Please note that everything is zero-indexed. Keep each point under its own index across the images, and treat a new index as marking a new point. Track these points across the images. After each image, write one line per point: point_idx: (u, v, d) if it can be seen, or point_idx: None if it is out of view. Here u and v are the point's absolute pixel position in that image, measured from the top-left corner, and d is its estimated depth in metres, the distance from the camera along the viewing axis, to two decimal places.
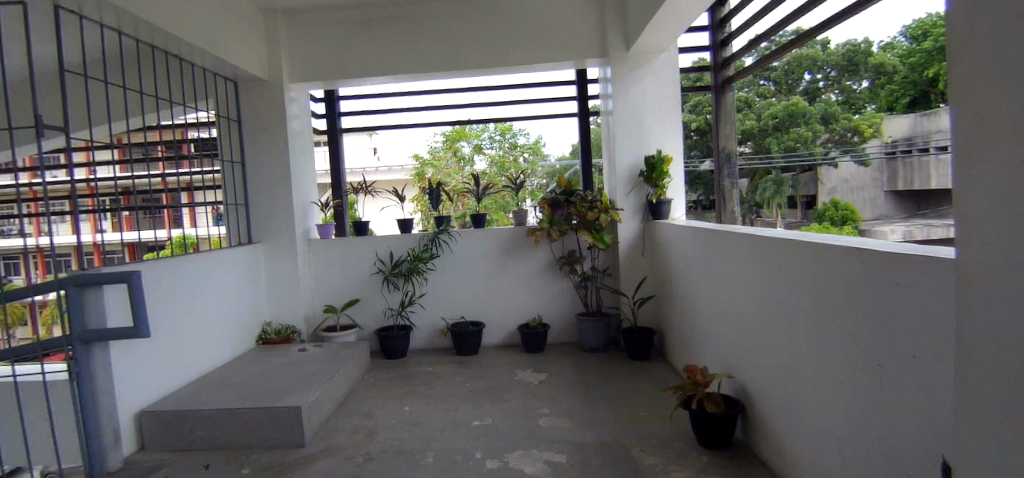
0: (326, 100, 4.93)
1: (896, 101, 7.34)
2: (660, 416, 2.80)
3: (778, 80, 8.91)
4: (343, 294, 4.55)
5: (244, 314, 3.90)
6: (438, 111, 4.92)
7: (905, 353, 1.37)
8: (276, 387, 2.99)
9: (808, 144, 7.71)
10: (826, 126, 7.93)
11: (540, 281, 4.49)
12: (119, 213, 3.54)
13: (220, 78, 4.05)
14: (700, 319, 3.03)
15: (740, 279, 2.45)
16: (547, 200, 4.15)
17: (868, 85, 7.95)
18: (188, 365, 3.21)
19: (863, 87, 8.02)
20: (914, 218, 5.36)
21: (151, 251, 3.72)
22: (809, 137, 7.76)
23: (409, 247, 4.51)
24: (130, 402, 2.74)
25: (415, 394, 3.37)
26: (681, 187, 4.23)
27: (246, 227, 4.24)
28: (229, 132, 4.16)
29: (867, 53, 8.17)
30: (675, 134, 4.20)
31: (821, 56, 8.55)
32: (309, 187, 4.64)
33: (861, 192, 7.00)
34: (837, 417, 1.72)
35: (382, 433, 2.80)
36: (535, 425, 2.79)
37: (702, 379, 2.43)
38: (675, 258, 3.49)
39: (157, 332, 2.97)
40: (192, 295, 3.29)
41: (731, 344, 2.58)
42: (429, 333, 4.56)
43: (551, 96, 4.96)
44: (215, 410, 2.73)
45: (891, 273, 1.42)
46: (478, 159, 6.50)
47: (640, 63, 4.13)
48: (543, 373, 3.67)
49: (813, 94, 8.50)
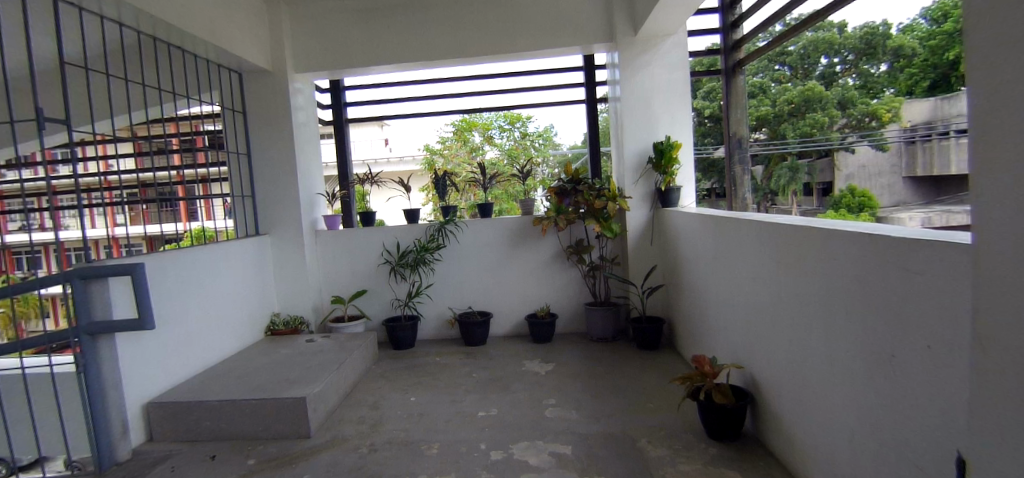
0: (332, 91, 4.89)
1: (915, 85, 7.19)
2: (668, 407, 2.75)
3: (794, 65, 8.81)
4: (351, 285, 4.56)
5: (252, 306, 3.93)
6: (445, 100, 4.88)
7: (919, 343, 1.31)
8: (282, 378, 3.00)
9: (825, 131, 7.61)
10: (843, 112, 7.78)
11: (548, 271, 4.44)
12: (136, 206, 3.54)
13: (224, 69, 4.04)
14: (709, 309, 2.98)
15: (751, 267, 2.38)
16: (553, 189, 4.09)
17: (887, 68, 7.73)
18: (197, 356, 3.24)
19: (882, 71, 7.80)
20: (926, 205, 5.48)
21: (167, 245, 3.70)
22: (825, 123, 7.66)
23: (415, 238, 4.48)
24: (138, 394, 2.77)
25: (421, 385, 3.36)
26: (690, 173, 4.12)
27: (253, 219, 4.25)
28: (235, 124, 4.15)
29: (886, 36, 7.93)
30: (686, 120, 4.08)
31: (838, 40, 8.44)
32: (315, 177, 4.62)
33: (878, 179, 6.74)
34: (848, 409, 1.67)
35: (387, 424, 2.80)
36: (540, 416, 2.77)
37: (710, 369, 2.38)
38: (685, 246, 3.42)
39: (165, 324, 2.99)
40: (198, 286, 3.29)
41: (740, 333, 2.53)
42: (437, 323, 4.54)
43: (558, 82, 4.87)
44: (221, 401, 2.75)
45: (906, 259, 1.35)
46: (487, 149, 6.45)
47: (648, 47, 4.03)
48: (551, 364, 3.64)
49: (830, 79, 8.38)
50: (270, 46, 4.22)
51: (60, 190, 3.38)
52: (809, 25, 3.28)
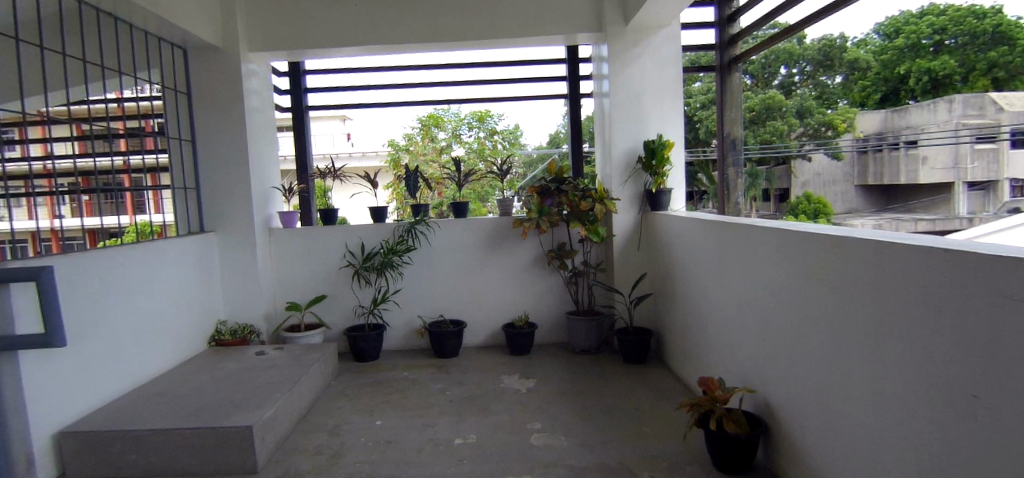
0: (292, 74, 4.46)
1: (868, 97, 7.96)
2: (670, 433, 2.51)
3: (755, 74, 8.40)
4: (308, 290, 4.11)
5: (194, 312, 3.44)
6: (417, 89, 4.51)
7: (1019, 386, 1.06)
8: (226, 399, 2.56)
9: (784, 138, 7.49)
10: (800, 119, 7.67)
11: (526, 277, 4.14)
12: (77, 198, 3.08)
13: (165, 43, 3.52)
14: (713, 323, 2.76)
15: (776, 279, 2.15)
16: (535, 188, 3.81)
17: (842, 80, 8.27)
18: (127, 371, 2.71)
19: (837, 82, 8.28)
20: (888, 219, 6.34)
21: (113, 241, 3.09)
22: (785, 130, 7.50)
23: (382, 239, 4.09)
24: (48, 420, 2.21)
25: (389, 405, 2.99)
26: (681, 176, 3.90)
27: (197, 214, 3.75)
28: (177, 106, 3.65)
29: (841, 49, 8.35)
30: (677, 119, 3.86)
31: (797, 51, 8.33)
32: (270, 169, 4.16)
33: (833, 185, 7.70)
34: (908, 453, 1.43)
35: (349, 454, 2.41)
36: (526, 444, 2.45)
37: (720, 395, 2.17)
38: (681, 253, 3.20)
39: (88, 338, 2.46)
40: (129, 292, 2.79)
41: (757, 354, 2.32)
42: (405, 333, 4.16)
43: (538, 75, 4.57)
44: (150, 431, 2.23)
45: (1001, 279, 1.10)
46: (456, 147, 6.05)
47: (639, 39, 3.78)
48: (532, 379, 3.34)
49: (789, 88, 8.27)
50: (219, 21, 3.72)
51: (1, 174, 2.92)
52: (807, 21, 3.15)
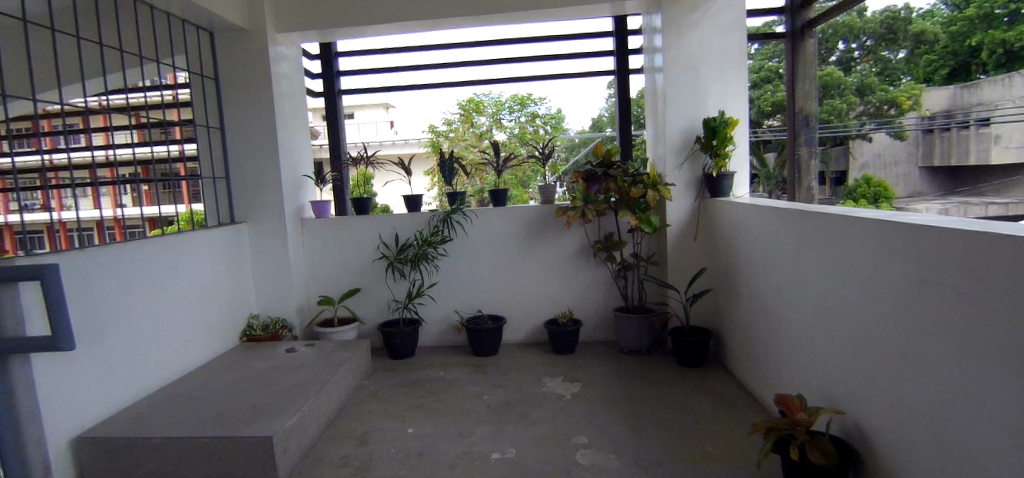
0: (324, 57, 4.26)
1: (934, 73, 5.44)
2: (736, 455, 2.18)
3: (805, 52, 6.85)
4: (342, 284, 3.97)
5: (224, 307, 3.33)
6: (451, 70, 4.25)
7: None
8: (252, 403, 2.41)
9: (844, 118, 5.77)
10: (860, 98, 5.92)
11: (571, 270, 3.83)
12: (139, 187, 3.03)
13: (190, 26, 3.37)
14: (790, 329, 2.38)
15: (869, 279, 1.78)
16: (580, 174, 3.50)
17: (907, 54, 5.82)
18: (150, 371, 2.62)
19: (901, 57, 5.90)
20: (955, 201, 4.80)
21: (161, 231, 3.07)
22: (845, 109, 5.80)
23: (416, 229, 3.87)
24: (68, 424, 2.11)
25: (422, 409, 2.79)
26: (745, 157, 3.47)
27: (228, 205, 3.64)
28: (205, 92, 3.52)
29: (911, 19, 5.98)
30: (741, 93, 3.41)
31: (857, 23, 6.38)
32: (303, 157, 4.02)
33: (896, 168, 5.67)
34: None
35: (377, 467, 2.21)
36: (571, 463, 2.18)
37: (803, 417, 1.84)
38: (747, 247, 2.82)
39: (107, 338, 2.36)
40: (152, 288, 2.68)
41: (846, 371, 1.96)
42: (441, 329, 3.96)
43: (582, 51, 4.20)
44: (165, 439, 2.09)
45: None
46: (496, 132, 5.71)
47: (697, 4, 3.36)
48: (576, 384, 3.05)
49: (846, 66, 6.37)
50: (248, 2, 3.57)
51: (16, 169, 2.64)
52: None
